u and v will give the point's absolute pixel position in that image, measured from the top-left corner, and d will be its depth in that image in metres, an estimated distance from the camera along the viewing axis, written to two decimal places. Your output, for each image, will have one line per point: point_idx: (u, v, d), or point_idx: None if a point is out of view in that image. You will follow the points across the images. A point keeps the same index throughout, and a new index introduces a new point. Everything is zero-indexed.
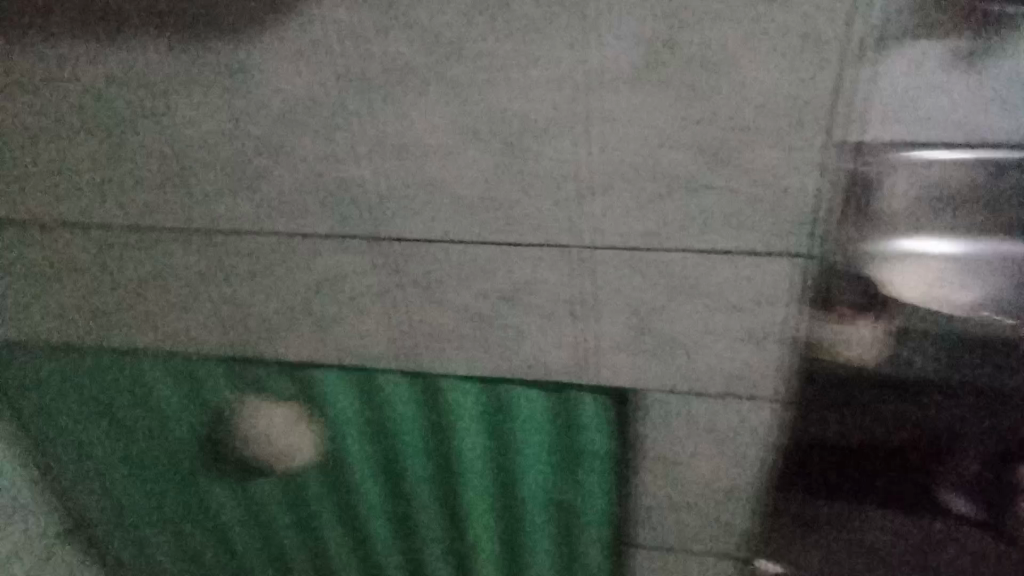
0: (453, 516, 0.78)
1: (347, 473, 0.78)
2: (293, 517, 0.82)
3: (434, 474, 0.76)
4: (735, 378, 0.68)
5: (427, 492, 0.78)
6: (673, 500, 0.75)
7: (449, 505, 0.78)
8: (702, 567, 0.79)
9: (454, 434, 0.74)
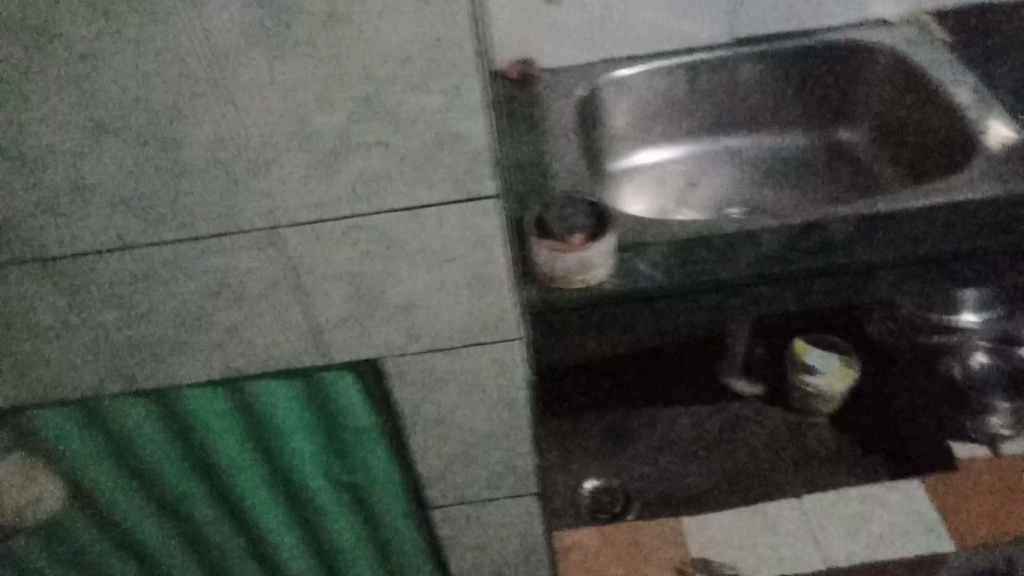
0: (276, 466, 0.79)
1: (139, 460, 0.77)
2: (137, 503, 0.81)
3: (227, 441, 0.76)
4: (481, 339, 0.68)
5: (260, 489, 0.81)
6: (470, 437, 0.78)
7: (259, 456, 0.78)
8: (441, 513, 0.86)
9: (237, 410, 0.73)
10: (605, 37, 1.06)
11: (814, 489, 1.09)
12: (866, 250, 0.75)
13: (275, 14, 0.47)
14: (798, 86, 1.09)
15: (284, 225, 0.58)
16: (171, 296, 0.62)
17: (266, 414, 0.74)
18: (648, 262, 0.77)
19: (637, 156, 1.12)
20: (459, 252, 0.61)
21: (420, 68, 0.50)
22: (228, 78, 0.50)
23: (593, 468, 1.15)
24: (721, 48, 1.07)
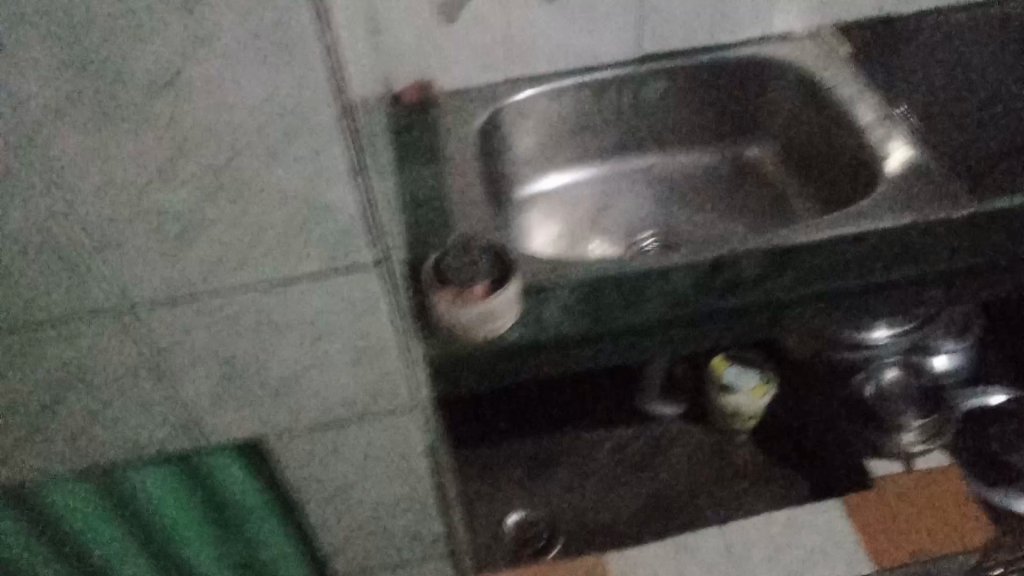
0: (155, 548, 0.73)
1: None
2: None
3: (96, 531, 0.69)
4: (374, 406, 0.62)
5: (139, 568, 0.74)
6: (371, 502, 0.72)
7: (136, 540, 0.71)
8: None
9: (102, 500, 0.66)
10: (507, 54, 1.00)
11: (720, 510, 1.21)
12: (772, 288, 0.74)
13: (97, 76, 0.40)
14: (706, 106, 1.07)
15: (137, 304, 0.51)
16: (9, 386, 0.54)
17: (136, 500, 0.67)
18: (555, 310, 0.73)
19: (543, 184, 1.07)
20: (341, 325, 0.55)
21: (274, 137, 0.44)
22: (51, 148, 0.42)
23: (521, 501, 1.24)
24: (626, 66, 1.03)
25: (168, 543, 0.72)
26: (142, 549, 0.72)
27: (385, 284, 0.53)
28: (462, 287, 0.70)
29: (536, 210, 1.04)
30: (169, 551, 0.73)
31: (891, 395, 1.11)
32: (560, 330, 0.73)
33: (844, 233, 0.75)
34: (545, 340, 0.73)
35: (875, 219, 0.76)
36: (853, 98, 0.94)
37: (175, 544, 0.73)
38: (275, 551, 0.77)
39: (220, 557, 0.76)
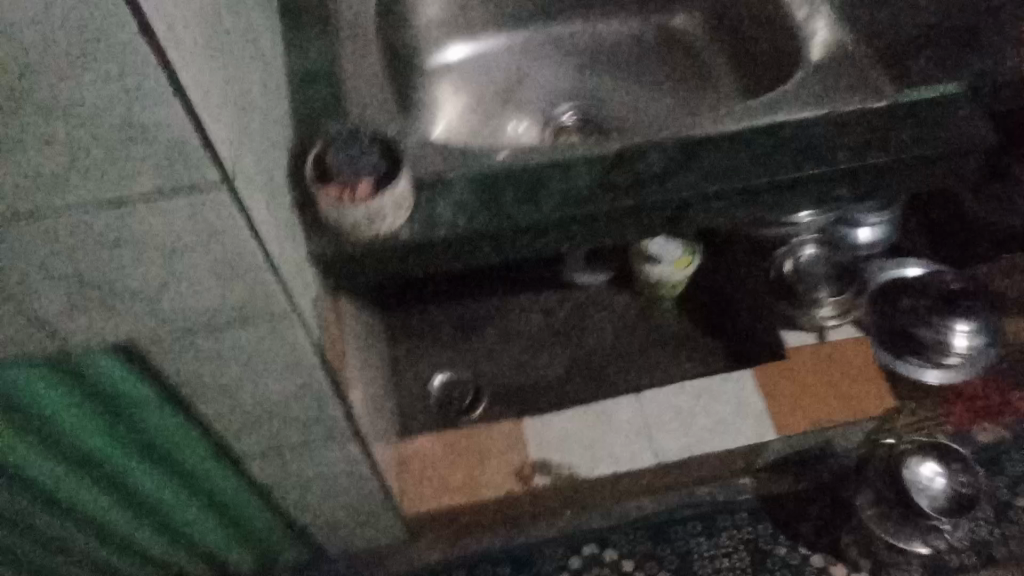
0: (62, 452, 0.75)
1: None
2: None
3: None
4: (248, 317, 0.61)
5: (48, 470, 0.77)
6: (264, 399, 0.73)
7: (21, 436, 0.71)
8: (255, 461, 0.84)
9: None
10: None
11: (646, 376, 1.17)
12: (680, 184, 0.71)
13: None
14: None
15: None
16: None
17: (14, 395, 0.66)
18: (449, 206, 0.71)
19: (452, 50, 1.03)
20: (193, 241, 0.52)
21: (78, 58, 0.40)
22: None
23: (445, 363, 1.21)
24: None
25: (75, 446, 0.75)
26: (49, 453, 0.75)
27: (236, 203, 0.50)
28: (348, 183, 0.67)
29: (444, 81, 1.02)
30: (74, 450, 0.76)
31: (808, 271, 1.12)
32: (454, 227, 0.69)
33: (754, 125, 0.73)
34: (437, 238, 0.70)
35: (784, 109, 0.74)
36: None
37: (81, 446, 0.75)
38: (186, 449, 0.80)
39: (131, 455, 0.79)
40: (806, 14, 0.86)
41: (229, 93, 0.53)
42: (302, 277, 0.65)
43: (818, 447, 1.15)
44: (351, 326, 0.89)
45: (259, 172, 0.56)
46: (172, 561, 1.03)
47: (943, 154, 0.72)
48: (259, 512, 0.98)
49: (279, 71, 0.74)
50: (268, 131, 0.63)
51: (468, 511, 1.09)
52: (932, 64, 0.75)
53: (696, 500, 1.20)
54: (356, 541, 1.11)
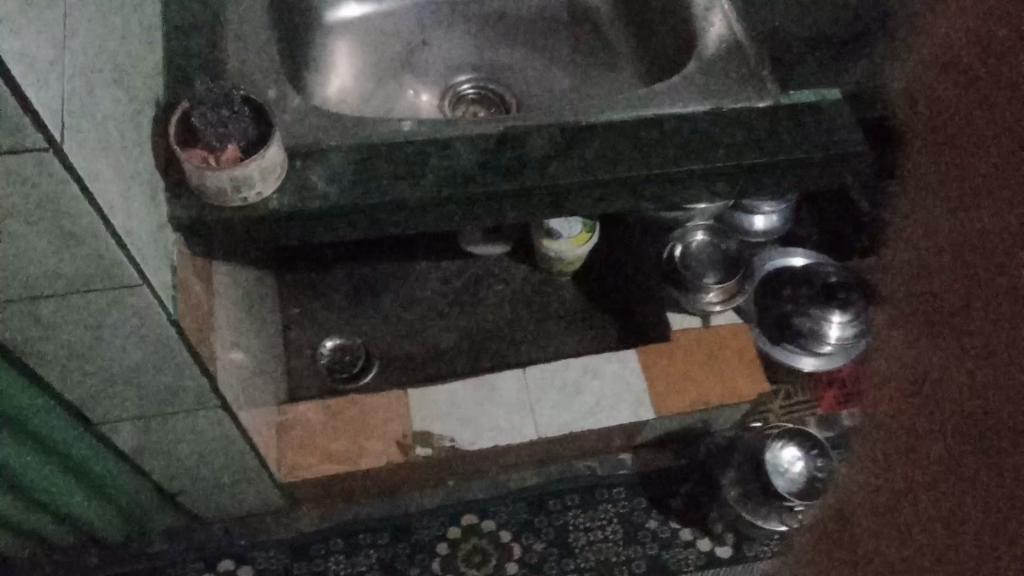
0: None
1: None
2: None
3: None
4: (94, 285, 0.58)
5: None
6: (121, 367, 0.71)
7: None
8: (116, 426, 0.81)
9: None
10: None
11: (537, 349, 1.17)
12: (559, 170, 0.71)
13: None
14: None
15: None
16: None
17: None
18: (323, 176, 0.69)
19: (349, 7, 0.99)
20: (23, 205, 0.49)
21: None
22: None
23: (338, 330, 1.17)
24: None
25: None
26: None
27: (67, 167, 0.47)
28: (212, 148, 0.64)
29: (338, 43, 0.97)
30: None
31: (695, 257, 1.17)
32: (326, 199, 0.67)
33: (636, 117, 0.75)
34: (310, 210, 0.67)
35: (658, 104, 0.77)
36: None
37: None
38: (44, 417, 0.77)
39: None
40: (704, 4, 0.86)
41: (72, 49, 0.49)
42: (155, 245, 0.62)
43: (695, 426, 1.19)
44: (225, 289, 0.86)
45: (106, 136, 0.53)
46: (32, 523, 0.99)
47: (813, 159, 0.74)
48: (130, 477, 0.95)
49: (153, 19, 0.70)
50: (126, 89, 0.59)
51: (348, 478, 1.09)
52: (811, 70, 0.78)
53: (575, 473, 1.23)
54: (232, 503, 1.09)
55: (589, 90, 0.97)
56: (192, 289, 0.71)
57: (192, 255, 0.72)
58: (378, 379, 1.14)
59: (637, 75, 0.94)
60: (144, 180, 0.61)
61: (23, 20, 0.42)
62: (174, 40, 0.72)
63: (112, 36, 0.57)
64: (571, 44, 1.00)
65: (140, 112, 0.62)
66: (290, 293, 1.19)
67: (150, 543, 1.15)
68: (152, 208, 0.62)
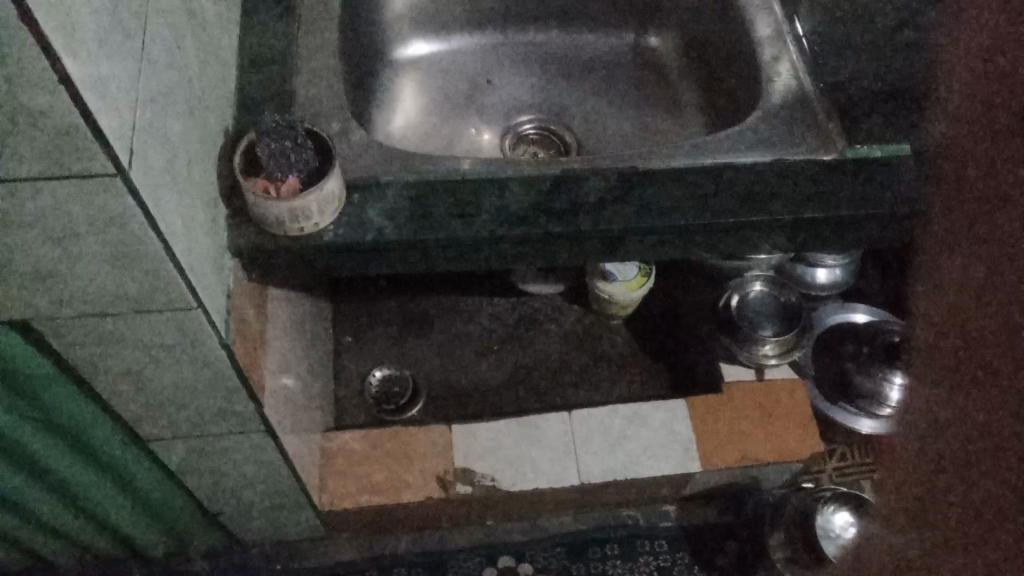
0: None
1: None
2: None
3: None
4: (152, 307, 0.59)
5: None
6: (174, 388, 0.72)
7: None
8: (165, 444, 0.82)
9: None
10: None
11: (585, 392, 1.16)
12: (613, 217, 0.70)
13: None
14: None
15: None
16: None
17: None
18: (379, 210, 0.70)
19: (417, 46, 1.02)
20: (87, 228, 0.51)
21: None
22: None
23: (388, 360, 1.18)
24: None
25: None
26: None
27: (133, 195, 0.48)
28: (275, 179, 0.66)
29: (405, 81, 1.00)
30: None
31: (752, 307, 1.14)
32: (380, 233, 0.68)
33: (696, 165, 0.74)
34: (366, 243, 0.68)
35: (719, 152, 0.76)
36: (757, 7, 0.88)
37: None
38: (101, 429, 0.78)
39: (42, 431, 0.78)
40: (772, 53, 0.85)
41: (148, 80, 0.51)
42: (212, 271, 0.63)
43: (744, 482, 1.15)
44: (280, 316, 0.87)
45: (172, 165, 0.54)
46: (80, 531, 1.01)
47: (873, 215, 0.72)
48: (177, 495, 0.96)
49: (226, 51, 0.72)
50: (198, 118, 0.61)
51: (389, 510, 1.09)
52: (880, 123, 0.77)
53: (617, 523, 1.21)
54: (272, 528, 1.10)
55: (651, 136, 0.96)
56: (246, 314, 0.72)
57: (248, 281, 0.73)
58: (424, 412, 1.14)
59: (699, 122, 0.94)
60: (207, 207, 0.62)
61: (101, 54, 0.44)
62: (248, 74, 0.75)
63: (186, 68, 0.59)
64: (635, 90, 1.01)
65: (207, 141, 0.63)
66: (343, 321, 1.20)
67: (191, 560, 1.16)
68: (212, 234, 0.63)
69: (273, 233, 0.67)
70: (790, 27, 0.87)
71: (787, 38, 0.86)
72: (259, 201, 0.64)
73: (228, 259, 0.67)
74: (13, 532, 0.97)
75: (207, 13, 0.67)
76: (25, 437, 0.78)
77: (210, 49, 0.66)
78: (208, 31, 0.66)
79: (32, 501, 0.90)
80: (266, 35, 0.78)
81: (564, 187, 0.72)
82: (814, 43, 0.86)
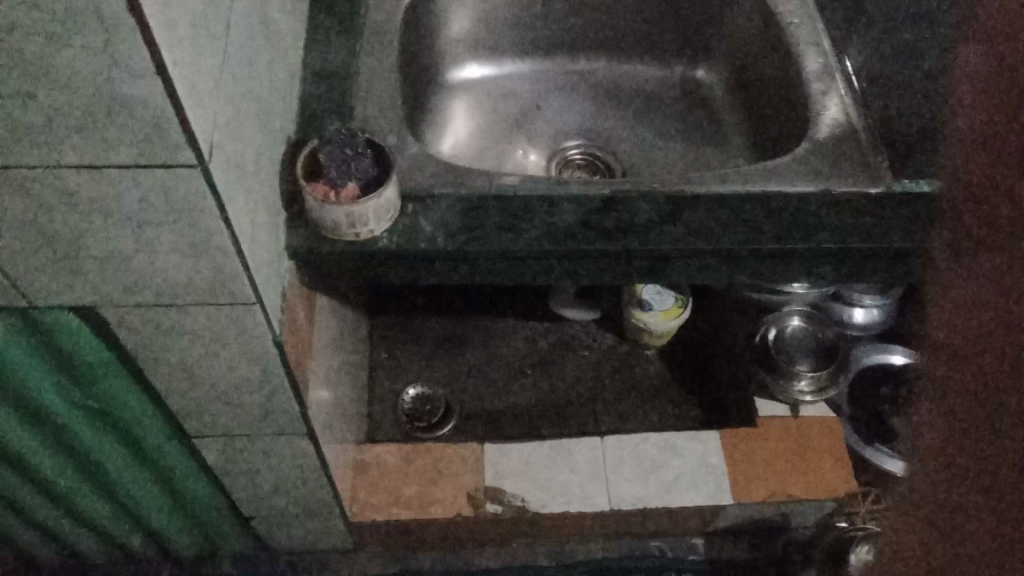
0: (28, 407, 0.76)
1: None
2: None
3: None
4: (214, 301, 0.62)
5: (16, 422, 0.78)
6: (225, 386, 0.74)
7: None
8: (208, 443, 0.84)
9: None
10: None
11: (616, 419, 1.16)
12: (660, 237, 0.71)
13: None
14: (662, 13, 1.02)
15: None
16: None
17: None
18: (431, 221, 0.72)
19: (472, 69, 1.05)
20: (162, 217, 0.53)
21: (79, 24, 0.41)
22: None
23: (423, 377, 1.19)
24: None
25: (42, 403, 0.76)
26: (15, 407, 0.76)
27: (209, 186, 0.51)
28: (334, 185, 0.68)
29: (458, 102, 1.03)
30: (37, 410, 0.77)
31: (790, 342, 1.14)
32: (432, 242, 0.70)
33: (743, 191, 0.75)
34: (417, 252, 0.70)
35: (767, 181, 0.77)
36: (807, 43, 0.90)
37: (48, 405, 0.76)
38: (152, 422, 0.81)
39: (93, 420, 0.80)
40: (821, 88, 0.86)
41: (228, 81, 0.54)
42: (271, 268, 0.65)
43: (774, 520, 1.14)
44: (325, 323, 0.90)
45: (243, 163, 0.57)
46: (113, 526, 1.03)
47: (920, 248, 0.72)
48: (214, 495, 0.98)
49: (294, 64, 0.75)
50: (268, 123, 0.64)
51: (418, 526, 1.09)
52: (926, 160, 0.78)
53: (643, 553, 1.20)
54: (302, 538, 1.11)
55: (697, 166, 0.99)
56: (297, 315, 0.75)
57: (301, 284, 0.76)
58: (456, 431, 1.15)
59: (745, 154, 0.96)
60: (270, 206, 0.65)
61: (192, 49, 0.47)
62: (312, 86, 0.78)
63: (259, 74, 0.62)
64: (681, 121, 1.03)
65: (273, 146, 0.66)
66: (380, 336, 1.22)
67: (219, 565, 1.18)
68: (273, 233, 0.66)
69: (329, 237, 0.69)
70: (839, 64, 0.89)
71: (837, 74, 0.87)
72: (319, 207, 0.66)
73: (284, 263, 0.69)
74: (49, 521, 0.99)
75: (280, 26, 0.70)
76: (75, 426, 0.80)
77: (280, 59, 0.69)
78: (281, 43, 0.69)
79: (71, 490, 0.92)
80: (331, 52, 0.82)
81: (613, 208, 0.73)
82: (864, 80, 0.87)
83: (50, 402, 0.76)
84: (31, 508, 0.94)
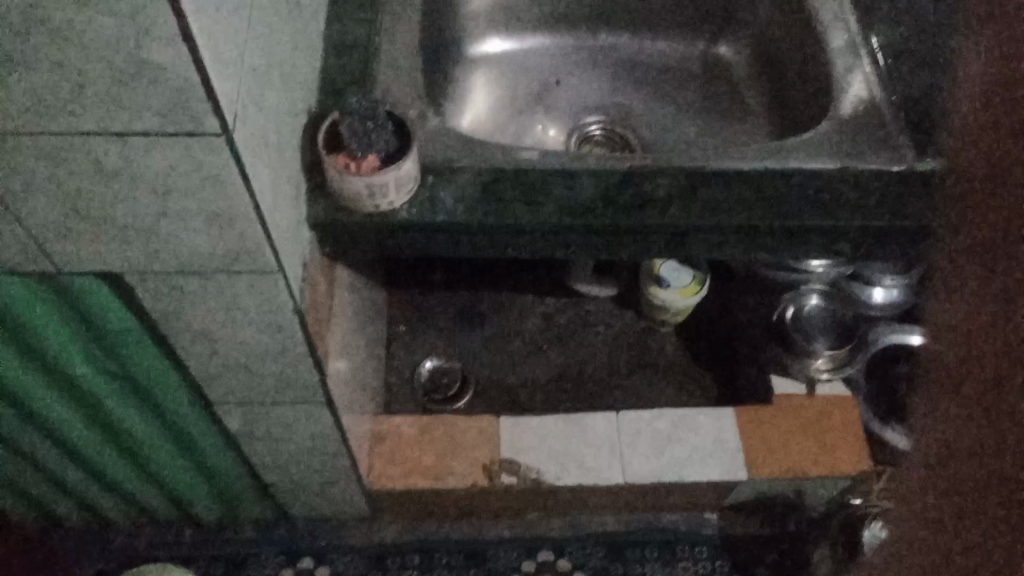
0: (55, 371, 0.78)
1: None
2: None
3: None
4: (237, 269, 0.63)
5: (44, 386, 0.80)
6: (247, 353, 0.75)
7: (24, 349, 0.74)
8: (229, 410, 0.86)
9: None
10: None
11: (631, 394, 1.17)
12: (679, 212, 0.71)
13: None
14: None
15: None
16: None
17: (27, 311, 0.69)
18: (451, 194, 0.72)
19: (493, 43, 1.05)
20: (187, 185, 0.54)
21: None
22: None
23: (440, 349, 1.20)
24: None
25: (68, 367, 0.78)
26: (43, 371, 0.78)
27: (232, 153, 0.52)
28: (355, 156, 0.68)
29: (479, 76, 1.03)
30: (64, 375, 0.79)
31: (808, 321, 1.14)
32: (451, 214, 0.71)
33: (763, 167, 0.75)
34: (435, 224, 0.71)
35: (787, 157, 0.76)
36: (832, 18, 0.88)
37: (74, 370, 0.78)
38: (176, 389, 0.82)
39: (118, 386, 0.82)
40: (845, 64, 0.85)
41: (252, 51, 0.54)
42: (292, 238, 0.66)
43: (787, 497, 1.15)
44: (344, 295, 0.91)
45: (266, 132, 0.58)
46: (137, 490, 1.06)
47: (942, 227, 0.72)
48: (234, 462, 1.00)
49: (316, 36, 0.76)
50: (290, 93, 0.65)
51: (433, 496, 1.11)
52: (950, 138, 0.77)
53: (655, 526, 1.22)
54: (320, 505, 1.13)
55: (717, 142, 0.98)
56: (316, 284, 0.76)
57: (321, 255, 0.77)
58: (472, 403, 1.16)
59: (765, 131, 0.95)
60: (292, 176, 0.66)
61: (216, 18, 0.47)
62: (335, 58, 0.79)
63: (282, 44, 0.63)
64: (702, 97, 1.03)
65: (295, 117, 0.67)
66: (398, 309, 1.23)
67: (239, 530, 1.20)
68: (295, 204, 0.66)
69: (349, 207, 0.70)
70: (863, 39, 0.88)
71: (861, 50, 0.86)
72: (338, 177, 0.67)
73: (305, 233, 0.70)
74: (74, 483, 1.01)
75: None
76: (99, 391, 0.82)
77: (303, 30, 0.70)
78: (303, 15, 0.70)
79: (96, 454, 0.94)
80: (353, 24, 0.82)
81: (631, 182, 0.73)
82: (889, 57, 0.86)
83: (76, 367, 0.78)
84: (59, 470, 0.97)
